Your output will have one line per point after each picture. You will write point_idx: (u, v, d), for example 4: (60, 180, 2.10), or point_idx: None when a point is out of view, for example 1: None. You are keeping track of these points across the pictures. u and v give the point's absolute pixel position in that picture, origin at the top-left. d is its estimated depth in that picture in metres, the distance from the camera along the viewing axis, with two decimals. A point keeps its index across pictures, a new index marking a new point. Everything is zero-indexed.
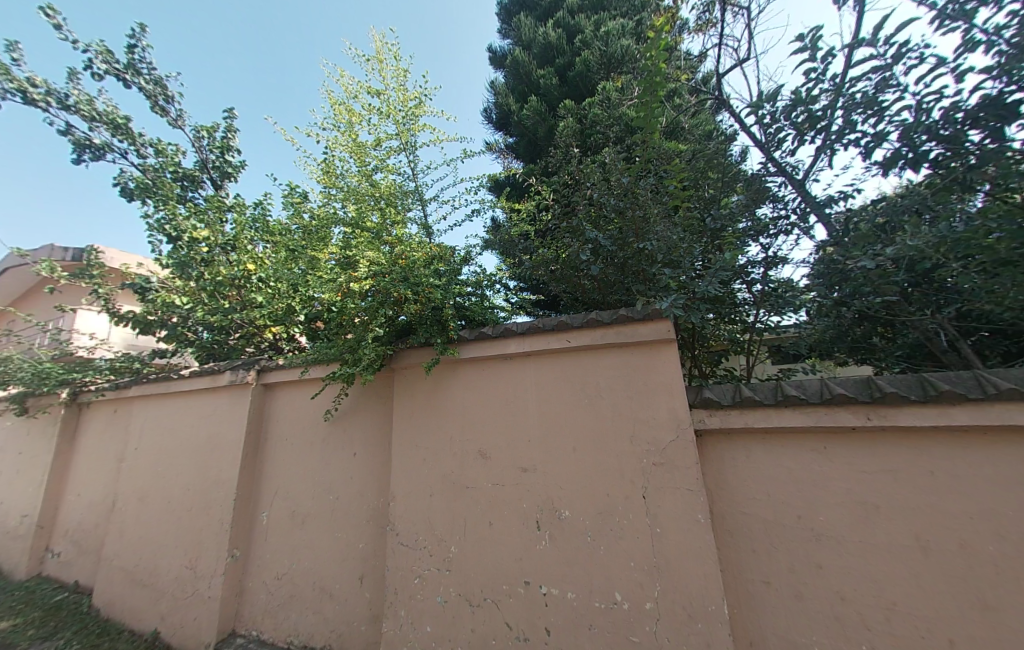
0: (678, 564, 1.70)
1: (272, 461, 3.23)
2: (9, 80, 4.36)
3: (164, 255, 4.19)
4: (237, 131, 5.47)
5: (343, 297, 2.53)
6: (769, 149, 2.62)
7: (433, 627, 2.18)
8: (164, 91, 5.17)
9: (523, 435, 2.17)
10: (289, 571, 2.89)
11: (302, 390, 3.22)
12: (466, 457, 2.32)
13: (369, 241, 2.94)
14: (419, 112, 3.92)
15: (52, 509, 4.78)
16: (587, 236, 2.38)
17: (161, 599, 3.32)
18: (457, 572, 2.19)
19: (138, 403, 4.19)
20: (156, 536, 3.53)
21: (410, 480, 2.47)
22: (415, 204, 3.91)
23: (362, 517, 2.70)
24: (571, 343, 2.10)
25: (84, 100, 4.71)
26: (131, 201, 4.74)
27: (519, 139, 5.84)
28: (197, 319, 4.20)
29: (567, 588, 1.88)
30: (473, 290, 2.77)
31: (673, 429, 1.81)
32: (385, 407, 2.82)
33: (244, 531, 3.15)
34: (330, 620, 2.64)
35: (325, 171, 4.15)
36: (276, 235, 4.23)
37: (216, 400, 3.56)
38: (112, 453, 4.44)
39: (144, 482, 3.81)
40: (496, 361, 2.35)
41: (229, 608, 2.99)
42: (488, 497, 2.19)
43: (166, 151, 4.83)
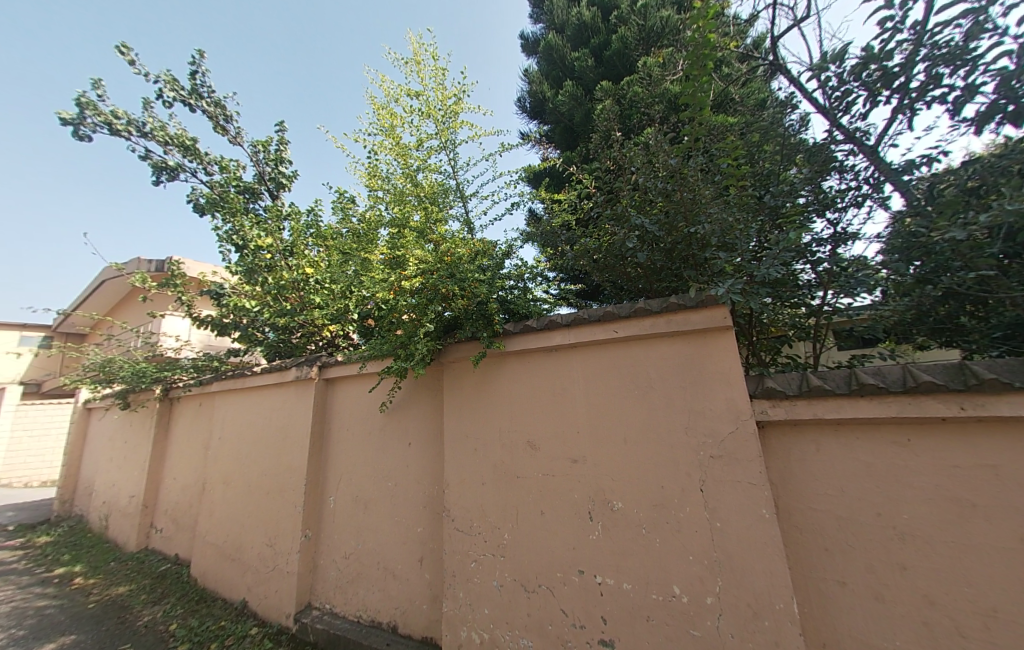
0: (742, 560, 1.63)
1: (334, 450, 3.48)
2: (98, 114, 4.94)
3: (233, 263, 4.60)
4: (288, 143, 5.85)
5: (394, 295, 2.66)
6: (834, 115, 2.38)
7: (491, 610, 2.27)
8: (223, 111, 5.62)
9: (572, 426, 2.17)
10: (356, 551, 3.12)
11: (360, 383, 3.43)
12: (516, 447, 2.36)
13: (414, 241, 3.04)
14: (458, 109, 3.96)
15: (154, 491, 5.47)
16: (633, 222, 2.28)
17: (246, 573, 3.71)
18: (511, 558, 2.26)
19: (218, 398, 4.67)
20: (240, 517, 3.93)
21: (462, 469, 2.56)
22: (456, 201, 3.99)
23: (420, 504, 2.85)
24: (619, 333, 2.06)
25: (158, 126, 5.23)
26: (203, 215, 5.24)
27: (555, 126, 5.77)
28: (263, 321, 4.58)
29: (623, 579, 1.88)
30: (515, 283, 2.79)
31: (732, 421, 1.74)
32: (436, 398, 2.94)
33: (314, 513, 3.43)
34: (393, 598, 2.83)
35: (371, 174, 4.34)
36: (328, 238, 4.50)
37: (284, 394, 3.88)
38: (199, 443, 4.98)
39: (227, 468, 4.26)
40: (542, 353, 2.37)
41: (304, 582, 3.29)
42: (539, 488, 2.22)
43: (229, 167, 5.27)
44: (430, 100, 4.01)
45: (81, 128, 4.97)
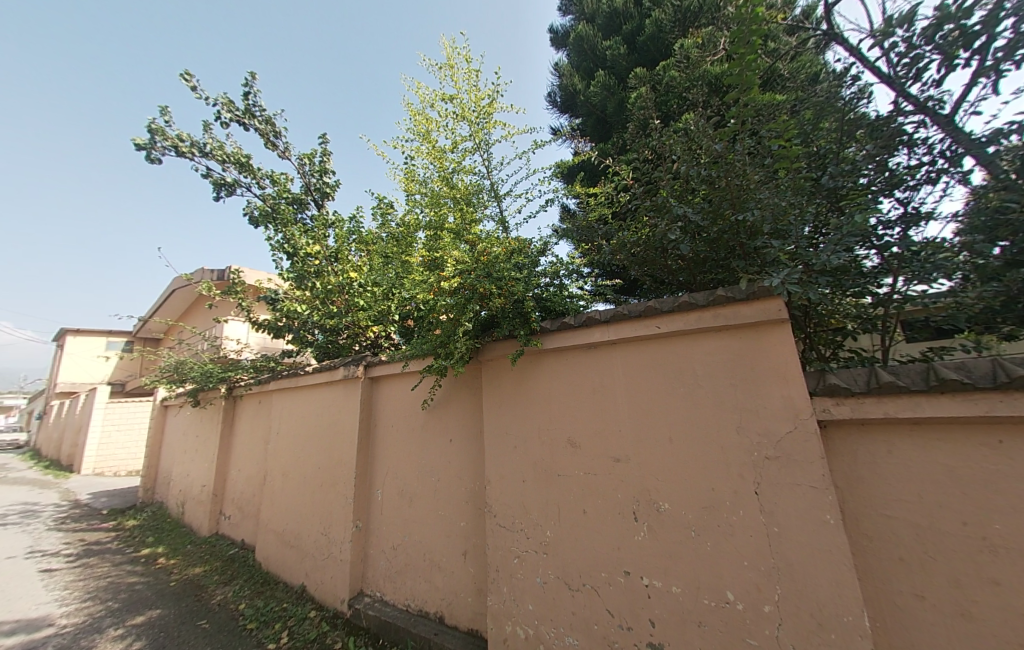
0: (804, 569, 1.53)
1: (381, 446, 3.63)
2: (167, 138, 5.45)
3: (285, 270, 4.92)
4: (331, 154, 6.16)
5: (434, 295, 2.73)
6: (901, 84, 2.15)
7: (535, 606, 2.28)
8: (273, 128, 6.02)
9: (613, 425, 2.13)
10: (403, 543, 3.24)
11: (403, 382, 3.56)
12: (556, 445, 2.35)
13: (451, 242, 3.11)
14: (492, 109, 3.99)
15: (222, 481, 5.99)
16: (675, 212, 2.18)
17: (304, 560, 3.97)
18: (554, 556, 2.26)
19: (275, 396, 5.02)
20: (297, 507, 4.21)
21: (503, 466, 2.59)
22: (490, 201, 4.02)
23: (462, 499, 2.91)
24: (662, 328, 1.99)
25: (217, 146, 5.68)
26: (257, 226, 5.64)
27: (587, 119, 5.68)
28: (312, 324, 4.87)
29: (672, 582, 1.83)
30: (551, 281, 2.76)
31: (790, 420, 1.63)
32: (475, 396, 2.99)
33: (363, 505, 3.61)
34: (439, 589, 2.92)
35: (408, 179, 4.48)
36: (370, 243, 4.71)
37: (334, 392, 4.10)
38: (259, 437, 5.39)
39: (284, 461, 4.57)
40: (580, 351, 2.34)
41: (356, 571, 3.47)
42: (581, 486, 2.21)
43: (280, 180, 5.63)
44: (464, 102, 4.06)
45: (153, 152, 5.50)
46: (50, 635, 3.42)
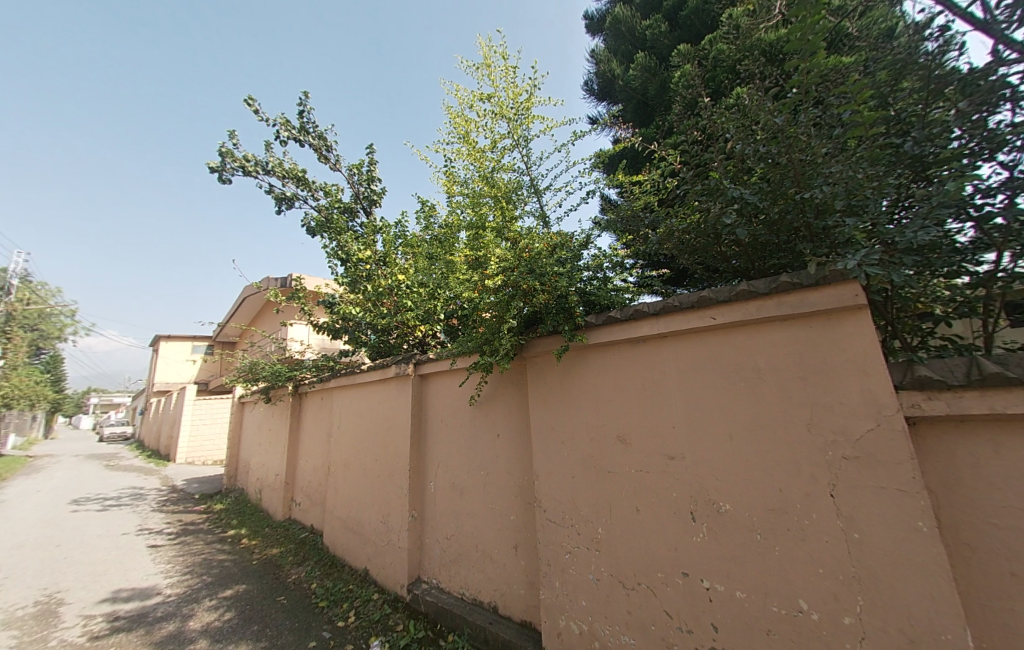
0: (891, 580, 1.38)
1: (432, 440, 3.77)
2: (236, 160, 6.00)
3: (340, 275, 5.24)
4: (377, 163, 6.45)
5: (479, 293, 2.78)
6: (1002, 29, 1.84)
7: (588, 602, 2.27)
8: (325, 143, 6.41)
9: (667, 420, 2.05)
10: (456, 533, 3.36)
11: (451, 378, 3.66)
12: (606, 441, 2.31)
13: (493, 240, 3.14)
14: (530, 104, 3.97)
15: (292, 471, 6.54)
16: (730, 194, 2.04)
17: (366, 546, 4.24)
18: (607, 553, 2.23)
19: (335, 393, 5.38)
20: (358, 496, 4.50)
21: (552, 461, 2.59)
22: (531, 197, 4.01)
23: (511, 493, 2.96)
24: (718, 319, 1.88)
25: (277, 163, 6.16)
26: (314, 236, 6.05)
27: (627, 104, 5.49)
28: (365, 325, 5.15)
29: (735, 586, 1.73)
30: (594, 274, 2.71)
31: (872, 417, 1.47)
32: (521, 392, 3.01)
33: (418, 496, 3.78)
34: (492, 580, 2.99)
35: (449, 181, 4.59)
36: (416, 246, 4.88)
37: (387, 389, 4.31)
38: (322, 431, 5.82)
39: (345, 453, 4.90)
40: (629, 344, 2.27)
41: (413, 558, 3.65)
42: (633, 483, 2.15)
43: (332, 191, 5.99)
44: (502, 100, 4.07)
45: (224, 173, 6.08)
46: (159, 602, 3.93)
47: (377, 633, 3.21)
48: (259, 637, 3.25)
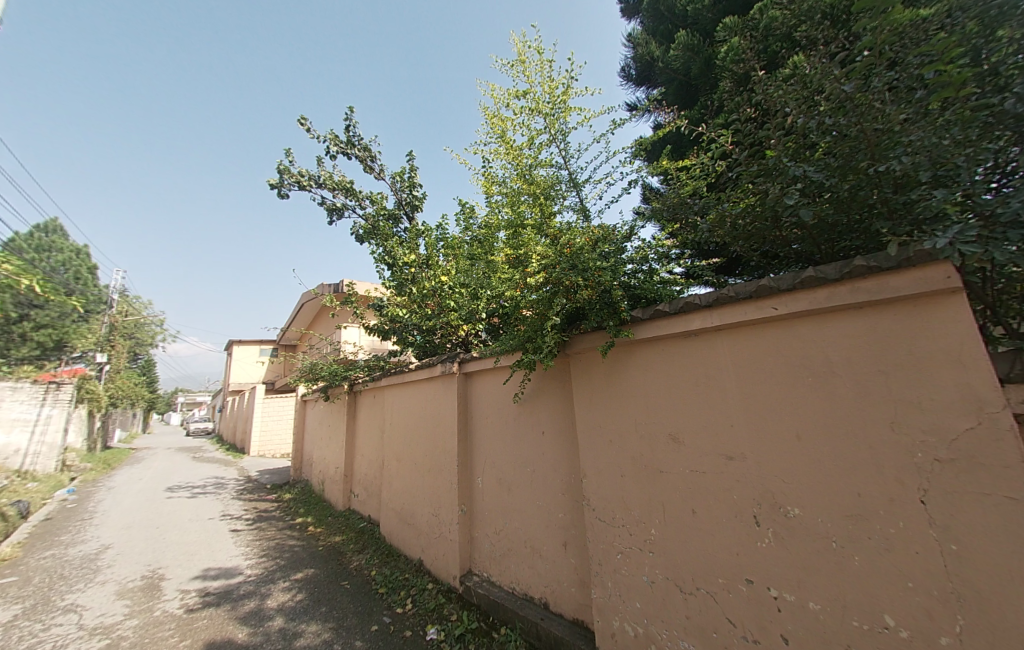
0: (1000, 602, 1.21)
1: (478, 437, 3.84)
2: (292, 176, 6.46)
3: (387, 279, 5.48)
4: (417, 169, 6.67)
5: (521, 291, 2.78)
6: None
7: (643, 605, 2.21)
8: (370, 153, 6.72)
9: (724, 418, 1.94)
10: (505, 528, 3.40)
11: (495, 376, 3.70)
12: (656, 439, 2.23)
13: (534, 237, 3.13)
14: (567, 97, 3.90)
15: (349, 465, 6.97)
16: (791, 174, 1.88)
17: (420, 537, 4.42)
18: (661, 555, 2.15)
19: (387, 391, 5.65)
20: (411, 490, 4.70)
21: (600, 459, 2.54)
22: (570, 191, 3.94)
23: (559, 490, 2.94)
24: (780, 309, 1.75)
25: (328, 176, 6.55)
26: (362, 242, 6.37)
27: (668, 87, 5.24)
28: (412, 326, 5.35)
29: (808, 597, 1.61)
30: (639, 266, 2.61)
31: (971, 415, 1.29)
32: (565, 389, 2.99)
33: (467, 491, 3.88)
34: (542, 577, 3.00)
35: (488, 181, 4.64)
36: (457, 247, 4.98)
37: (434, 387, 4.45)
38: (376, 427, 6.14)
39: (398, 449, 5.13)
40: (680, 338, 2.18)
41: (464, 551, 3.75)
42: (688, 484, 2.06)
43: (377, 199, 6.28)
44: (538, 95, 4.04)
45: (283, 189, 6.57)
46: (241, 581, 4.35)
47: (433, 621, 3.34)
48: (328, 618, 3.50)
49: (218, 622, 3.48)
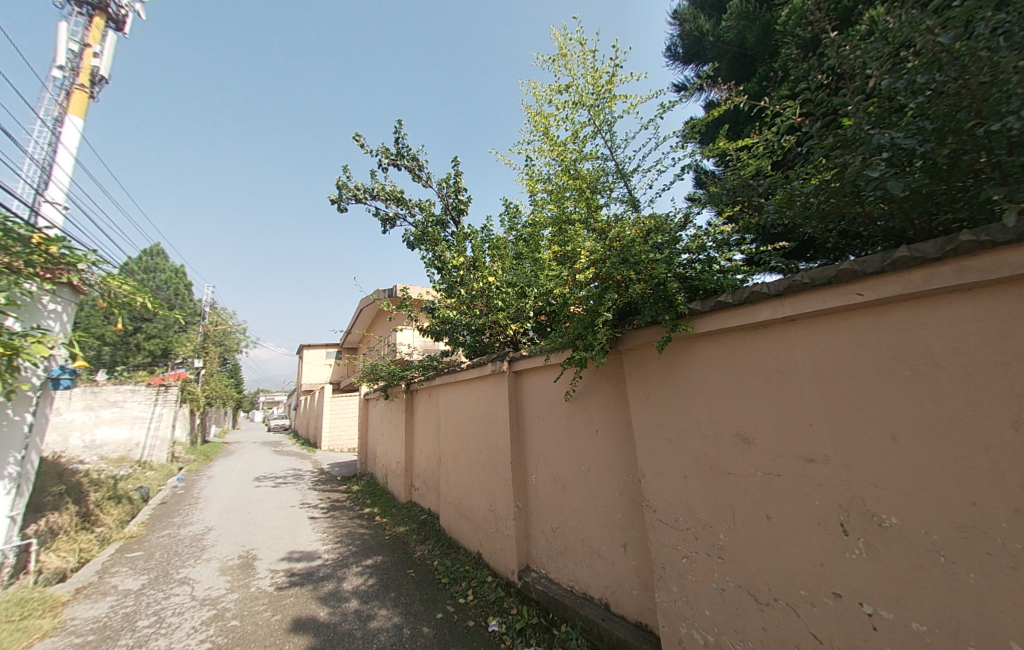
0: None
1: (530, 435, 3.86)
2: (349, 190, 6.91)
3: (438, 282, 5.68)
4: (462, 173, 6.82)
5: (570, 288, 2.75)
6: None
7: (713, 612, 2.11)
8: (418, 163, 7.00)
9: (801, 417, 1.78)
10: (561, 527, 3.40)
11: (546, 374, 3.70)
12: (722, 438, 2.11)
13: (581, 233, 3.07)
14: (612, 86, 3.78)
15: (409, 460, 7.33)
16: (874, 143, 1.67)
17: (478, 532, 4.54)
18: (732, 561, 2.03)
19: (441, 390, 5.86)
20: (467, 485, 4.84)
21: (659, 459, 2.45)
22: (617, 182, 3.82)
23: (616, 490, 2.88)
24: (867, 295, 1.56)
25: (380, 188, 6.93)
26: (413, 248, 6.66)
27: (720, 61, 4.89)
28: (462, 327, 5.49)
29: (910, 617, 1.44)
30: (696, 256, 2.47)
31: None
32: (619, 386, 2.91)
33: (521, 488, 3.92)
34: (601, 577, 2.96)
35: (531, 179, 4.63)
36: (502, 247, 5.04)
37: (486, 386, 4.54)
38: (432, 425, 6.40)
39: (453, 445, 5.31)
40: (746, 331, 2.03)
41: (521, 547, 3.81)
42: (760, 487, 1.93)
43: (426, 206, 6.52)
44: (582, 87, 3.95)
45: (342, 203, 7.05)
46: (320, 564, 4.76)
47: (494, 614, 3.42)
48: (397, 603, 3.71)
49: (303, 600, 3.84)
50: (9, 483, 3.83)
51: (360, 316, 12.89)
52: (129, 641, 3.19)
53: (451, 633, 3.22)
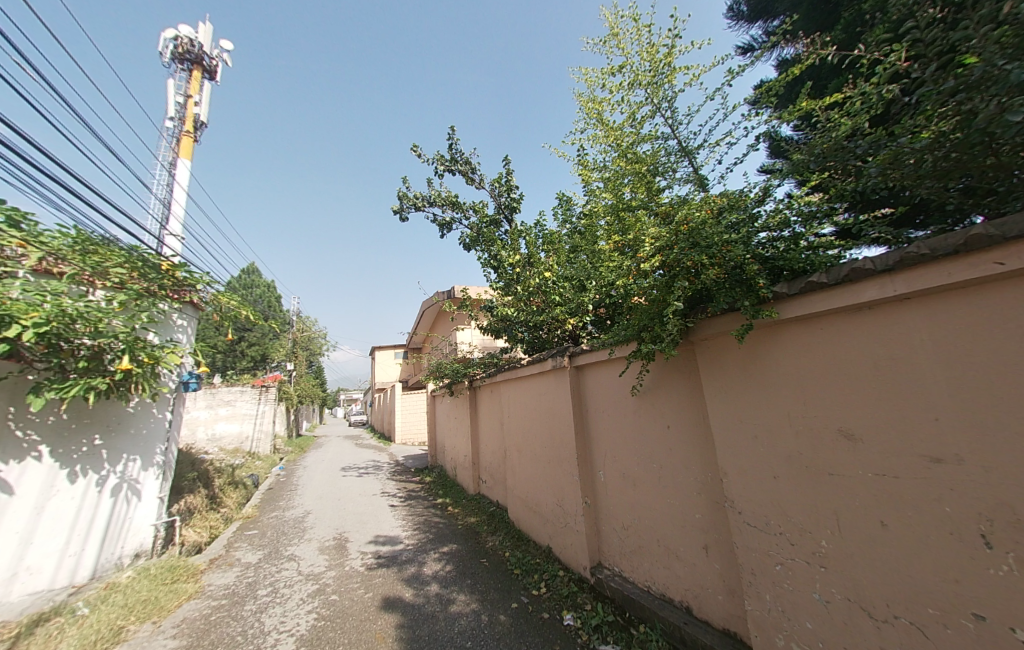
0: None
1: (596, 430, 3.79)
2: (409, 199, 7.30)
3: (495, 280, 5.79)
4: (514, 171, 6.86)
5: (633, 278, 2.64)
6: None
7: (816, 625, 1.91)
8: (471, 166, 7.18)
9: (921, 411, 1.54)
10: (634, 525, 3.30)
11: (609, 368, 3.60)
12: (818, 435, 1.90)
13: (643, 219, 2.93)
14: (672, 58, 3.55)
15: (476, 454, 7.60)
16: (1016, 78, 1.36)
17: (547, 526, 4.57)
18: (838, 571, 1.83)
19: (503, 386, 5.98)
20: (533, 480, 4.89)
21: (743, 457, 2.27)
22: (680, 161, 3.59)
23: (694, 489, 2.72)
24: (1010, 264, 1.30)
25: (437, 194, 7.22)
26: (470, 249, 6.85)
27: (797, 10, 4.35)
28: (520, 324, 5.53)
29: None
30: (778, 234, 2.23)
31: None
32: (692, 379, 2.74)
33: (589, 484, 3.88)
34: (681, 579, 2.83)
35: (585, 169, 4.52)
36: (557, 241, 4.99)
37: (547, 381, 4.54)
38: (495, 420, 6.56)
39: (518, 440, 5.39)
40: (846, 315, 1.80)
41: (593, 544, 3.77)
42: (870, 490, 1.70)
43: (480, 207, 6.67)
44: (637, 65, 3.76)
45: (403, 212, 7.47)
46: (402, 549, 5.13)
47: (569, 608, 3.43)
48: (473, 590, 3.88)
49: (390, 581, 4.17)
50: (157, 470, 4.63)
51: (423, 317, 13.58)
52: (253, 606, 3.71)
53: (527, 623, 3.28)
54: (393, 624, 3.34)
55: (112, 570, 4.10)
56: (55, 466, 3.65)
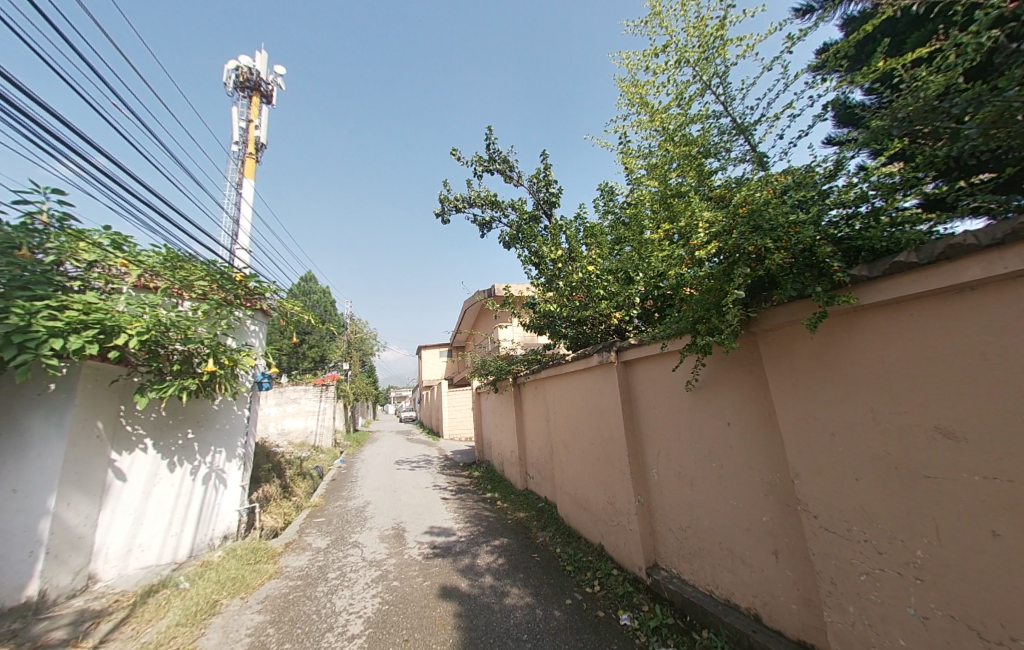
0: None
1: (647, 426, 3.67)
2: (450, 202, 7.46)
3: (536, 277, 5.77)
4: (552, 166, 6.78)
5: (687, 267, 2.51)
6: None
7: (912, 643, 1.73)
8: (509, 164, 7.19)
9: None
10: (692, 526, 3.16)
11: (660, 362, 3.47)
12: (910, 433, 1.70)
13: (694, 204, 2.78)
14: (722, 30, 3.32)
15: (523, 450, 7.65)
16: None
17: (598, 523, 4.50)
18: (939, 586, 1.63)
19: (548, 382, 5.96)
20: (583, 477, 4.84)
21: (817, 456, 2.09)
22: (734, 140, 3.36)
23: (761, 490, 2.55)
24: None
25: (476, 195, 7.31)
26: (510, 247, 6.87)
27: None
28: (563, 320, 5.47)
29: None
30: (854, 211, 2.01)
31: None
32: (755, 372, 2.57)
33: (642, 482, 3.77)
34: (748, 584, 2.67)
35: (628, 157, 4.37)
36: (600, 233, 4.88)
37: (594, 376, 4.46)
38: (541, 417, 6.56)
39: (565, 437, 5.36)
40: (942, 298, 1.60)
41: (648, 544, 3.66)
42: (978, 495, 1.51)
43: (519, 205, 6.67)
44: (683, 42, 3.56)
45: (445, 215, 7.66)
46: (456, 540, 5.30)
47: (625, 608, 3.36)
48: (527, 584, 3.92)
49: (446, 571, 4.32)
50: (240, 461, 5.17)
51: (466, 316, 13.85)
52: (325, 587, 4.02)
53: (582, 620, 3.26)
54: (451, 613, 3.46)
55: (205, 549, 4.66)
56: (157, 456, 4.18)
